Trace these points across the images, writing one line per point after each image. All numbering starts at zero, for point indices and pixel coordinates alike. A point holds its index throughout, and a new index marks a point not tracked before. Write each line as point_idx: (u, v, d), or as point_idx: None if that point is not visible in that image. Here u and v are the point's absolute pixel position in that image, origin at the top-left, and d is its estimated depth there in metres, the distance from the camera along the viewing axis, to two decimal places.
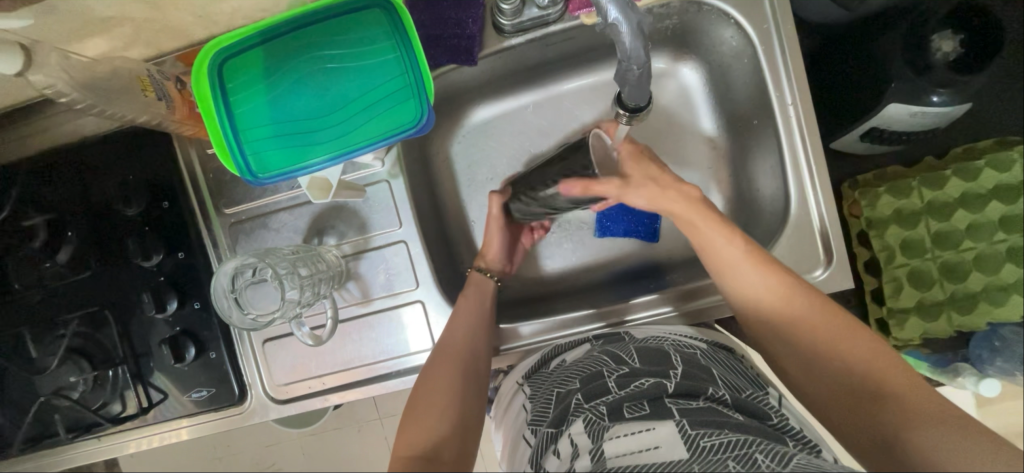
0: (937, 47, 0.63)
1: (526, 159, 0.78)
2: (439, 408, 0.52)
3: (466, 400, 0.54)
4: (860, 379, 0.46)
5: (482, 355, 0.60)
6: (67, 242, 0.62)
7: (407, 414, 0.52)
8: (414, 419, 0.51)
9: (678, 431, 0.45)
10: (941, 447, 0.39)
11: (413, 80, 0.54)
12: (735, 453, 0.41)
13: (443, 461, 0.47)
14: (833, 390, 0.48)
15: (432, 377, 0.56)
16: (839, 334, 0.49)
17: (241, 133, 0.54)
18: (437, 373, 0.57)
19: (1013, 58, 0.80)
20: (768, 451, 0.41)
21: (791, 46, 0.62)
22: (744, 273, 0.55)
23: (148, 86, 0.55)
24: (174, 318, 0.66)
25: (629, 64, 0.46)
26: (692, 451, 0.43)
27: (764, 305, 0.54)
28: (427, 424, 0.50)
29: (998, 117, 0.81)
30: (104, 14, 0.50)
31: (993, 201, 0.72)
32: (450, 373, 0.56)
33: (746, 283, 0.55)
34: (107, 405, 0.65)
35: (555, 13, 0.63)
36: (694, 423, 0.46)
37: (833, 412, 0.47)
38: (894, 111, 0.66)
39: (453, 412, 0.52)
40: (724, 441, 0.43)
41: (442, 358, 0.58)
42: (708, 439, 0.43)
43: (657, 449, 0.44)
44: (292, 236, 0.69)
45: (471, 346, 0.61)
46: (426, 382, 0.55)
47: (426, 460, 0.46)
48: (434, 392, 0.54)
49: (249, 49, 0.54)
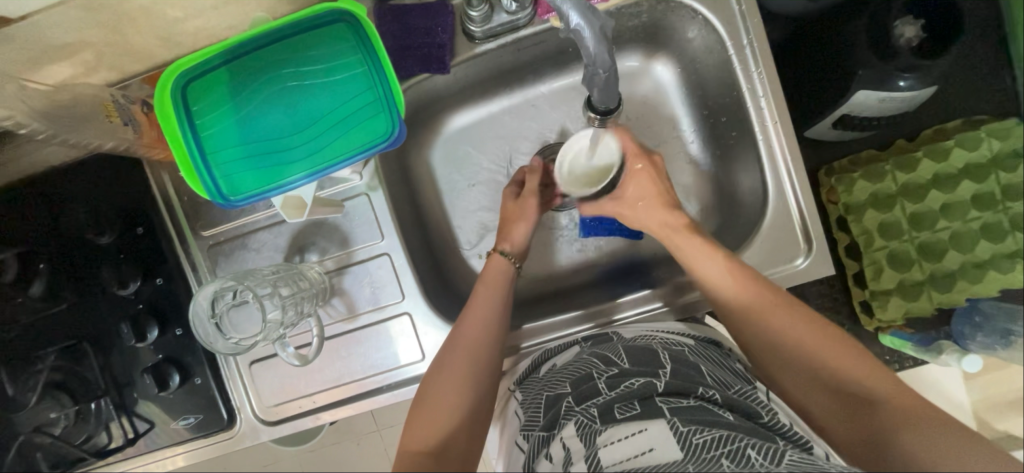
0: (900, 33, 0.64)
1: (505, 164, 0.78)
2: (452, 400, 0.54)
3: (471, 401, 0.54)
4: (835, 383, 0.49)
5: (481, 339, 0.58)
6: (39, 275, 0.61)
7: (415, 415, 0.53)
8: (420, 429, 0.52)
9: (671, 430, 0.45)
10: (930, 454, 0.41)
11: (384, 94, 0.53)
12: (727, 450, 0.42)
13: (450, 455, 0.50)
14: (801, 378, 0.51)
15: (440, 386, 0.55)
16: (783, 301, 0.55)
17: (209, 156, 0.53)
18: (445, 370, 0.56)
19: (977, 40, 0.81)
20: (762, 448, 0.42)
21: (757, 37, 0.63)
22: (705, 269, 0.58)
23: (112, 112, 0.55)
24: (156, 345, 0.65)
25: (595, 69, 0.46)
26: (686, 450, 0.43)
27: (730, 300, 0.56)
28: (433, 426, 0.52)
29: (970, 98, 0.81)
30: (62, 40, 0.49)
31: (965, 181, 0.73)
32: (456, 384, 0.55)
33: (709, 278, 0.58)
34: (91, 438, 0.64)
35: (524, 17, 0.63)
36: (685, 420, 0.46)
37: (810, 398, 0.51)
38: (863, 97, 0.68)
39: (461, 412, 0.53)
40: (715, 436, 0.43)
41: (455, 367, 0.56)
42: (699, 435, 0.44)
43: (652, 452, 0.44)
44: (273, 255, 0.68)
45: (481, 340, 0.58)
46: (439, 379, 0.55)
47: (436, 456, 0.49)
48: (446, 393, 0.54)
49: (213, 71, 0.53)
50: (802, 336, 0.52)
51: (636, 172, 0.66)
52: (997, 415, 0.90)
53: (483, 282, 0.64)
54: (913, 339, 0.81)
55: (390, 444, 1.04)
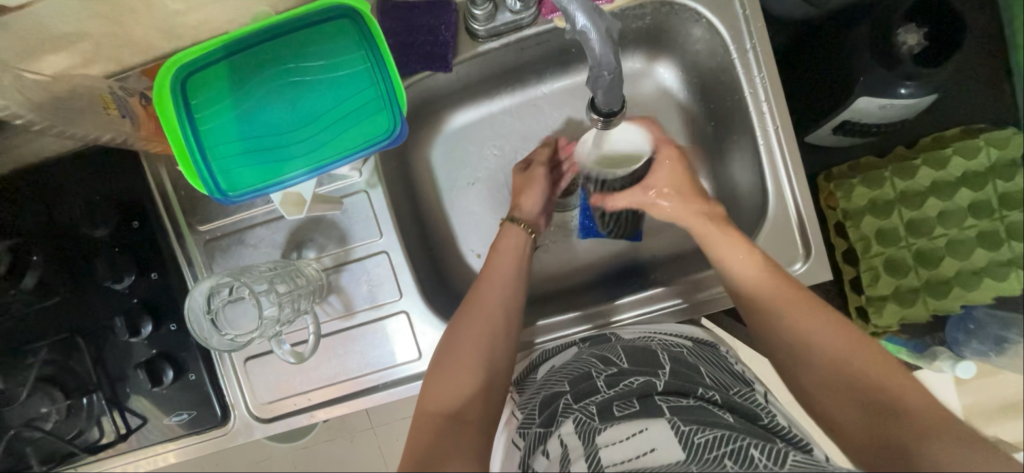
0: (903, 40, 0.65)
1: (505, 164, 0.78)
2: (472, 355, 0.54)
3: (490, 365, 0.54)
4: (852, 385, 0.46)
5: (498, 308, 0.58)
6: (32, 267, 0.60)
7: (432, 378, 0.53)
8: (440, 388, 0.52)
9: (671, 429, 0.45)
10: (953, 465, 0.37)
11: (386, 90, 0.53)
12: (730, 450, 0.42)
13: (467, 420, 0.49)
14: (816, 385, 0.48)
15: (457, 347, 0.55)
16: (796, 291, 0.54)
17: (207, 150, 0.52)
18: (466, 332, 0.56)
19: (976, 49, 0.81)
20: (765, 448, 0.42)
21: (760, 41, 0.63)
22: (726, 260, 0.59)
23: (110, 103, 0.54)
24: (150, 340, 0.64)
25: (600, 71, 0.46)
26: (688, 450, 0.43)
27: (754, 295, 0.55)
28: (452, 389, 0.51)
29: (968, 107, 0.82)
30: (61, 30, 0.49)
31: (963, 189, 0.73)
32: (474, 344, 0.55)
33: (732, 270, 0.58)
34: (82, 432, 0.64)
35: (528, 17, 0.63)
36: (686, 420, 0.46)
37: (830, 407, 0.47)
38: (864, 105, 0.68)
39: (483, 373, 0.53)
40: (715, 435, 0.44)
41: (476, 326, 0.56)
42: (701, 434, 0.44)
43: (653, 452, 0.44)
44: (270, 252, 0.67)
45: (502, 306, 0.59)
46: (457, 340, 0.56)
47: (451, 419, 0.49)
48: (466, 354, 0.54)
49: (213, 65, 0.53)
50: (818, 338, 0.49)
51: (666, 163, 0.65)
52: (988, 420, 0.91)
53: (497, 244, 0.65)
54: (907, 345, 0.82)
55: (383, 442, 1.04)
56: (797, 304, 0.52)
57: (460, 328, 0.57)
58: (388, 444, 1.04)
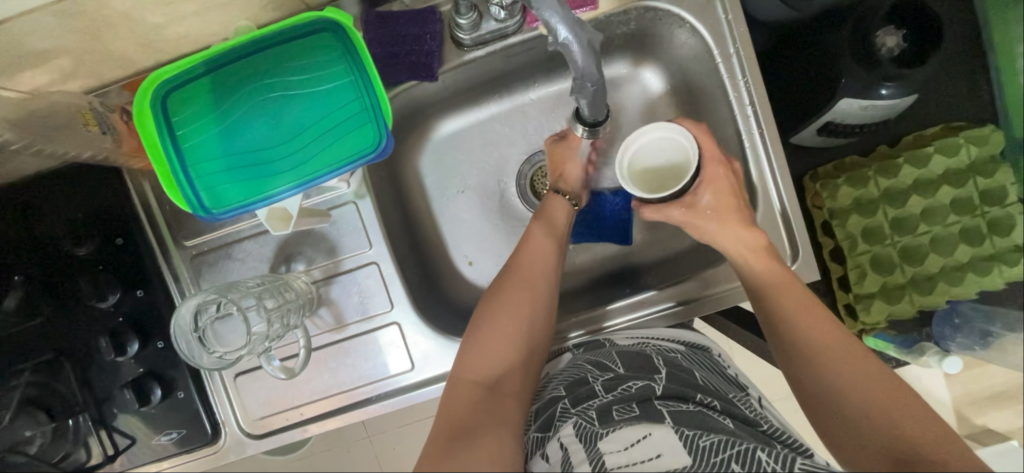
0: (881, 43, 0.65)
1: (493, 171, 0.78)
2: (513, 326, 0.55)
3: (528, 336, 0.56)
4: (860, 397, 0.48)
5: (537, 283, 0.59)
6: (14, 287, 0.58)
7: (469, 347, 0.54)
8: (478, 357, 0.53)
9: (676, 434, 0.46)
10: None
11: (370, 105, 0.53)
12: (734, 452, 0.43)
13: (503, 392, 0.51)
14: (831, 412, 0.48)
15: (498, 316, 0.56)
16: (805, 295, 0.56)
17: (191, 167, 0.52)
18: (506, 301, 0.57)
19: (954, 49, 0.83)
20: (771, 452, 0.43)
21: (744, 45, 0.63)
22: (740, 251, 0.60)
23: (90, 120, 0.53)
24: (138, 359, 0.63)
25: (584, 82, 0.47)
26: (693, 455, 0.43)
27: (769, 297, 0.57)
28: (491, 355, 0.53)
29: (948, 105, 0.83)
30: (38, 47, 0.48)
31: (944, 186, 0.75)
32: (515, 313, 0.56)
33: (752, 271, 0.58)
34: (69, 455, 0.63)
35: (513, 25, 0.63)
36: (689, 426, 0.47)
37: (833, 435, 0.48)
38: (846, 106, 0.68)
39: (520, 343, 0.55)
40: (719, 439, 0.44)
41: (518, 298, 0.57)
42: (704, 438, 0.45)
43: (660, 457, 0.44)
44: (258, 266, 0.66)
45: (540, 281, 0.60)
46: (499, 310, 0.57)
47: (489, 390, 0.50)
48: (507, 320, 0.55)
49: (194, 81, 0.52)
50: (831, 354, 0.50)
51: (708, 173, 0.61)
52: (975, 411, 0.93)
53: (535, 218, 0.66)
54: (895, 341, 0.83)
55: (379, 450, 1.03)
56: (812, 316, 0.54)
57: (498, 297, 0.58)
58: (384, 453, 1.03)
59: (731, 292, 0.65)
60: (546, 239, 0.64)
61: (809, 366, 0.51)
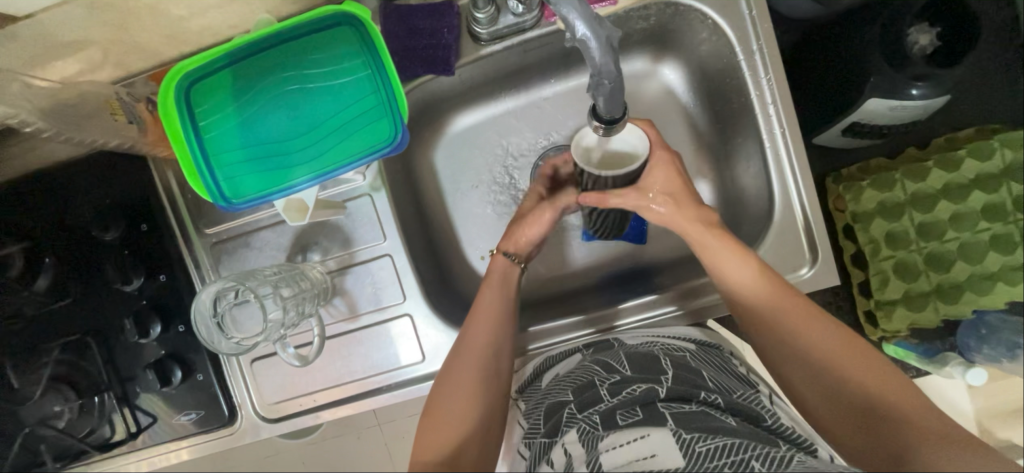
0: (914, 41, 0.64)
1: (508, 167, 0.77)
2: (464, 407, 0.54)
3: (481, 411, 0.54)
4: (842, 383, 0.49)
5: (488, 348, 0.58)
6: (45, 269, 0.60)
7: (422, 427, 0.54)
8: (435, 426, 0.53)
9: (673, 436, 0.45)
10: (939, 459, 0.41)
11: (386, 98, 0.53)
12: (730, 459, 0.41)
13: (463, 465, 0.49)
14: (816, 397, 0.50)
15: (452, 382, 0.56)
16: (796, 314, 0.53)
17: (213, 157, 0.53)
18: (456, 371, 0.56)
19: (993, 48, 0.79)
20: (762, 457, 0.41)
21: (766, 42, 0.62)
22: (733, 269, 0.57)
23: (118, 109, 0.55)
24: (160, 342, 0.65)
25: (601, 78, 0.45)
26: (688, 457, 0.43)
27: (744, 296, 0.56)
28: (442, 438, 0.52)
29: (984, 107, 0.80)
30: (69, 38, 0.50)
31: (976, 191, 0.72)
32: (467, 383, 0.55)
33: (732, 278, 0.57)
34: (95, 431, 0.65)
35: (531, 20, 0.62)
36: (690, 428, 0.46)
37: (828, 428, 0.49)
38: (874, 106, 0.66)
39: (471, 420, 0.53)
40: (718, 445, 0.43)
41: (467, 367, 0.56)
42: (703, 443, 0.44)
43: (654, 458, 0.44)
44: (275, 254, 0.68)
45: (490, 347, 0.58)
46: (447, 380, 0.56)
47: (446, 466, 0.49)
48: (460, 389, 0.55)
49: (218, 72, 0.53)
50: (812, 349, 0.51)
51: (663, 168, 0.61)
52: (1001, 425, 0.89)
53: (487, 281, 0.64)
54: (917, 350, 0.80)
55: (389, 441, 1.05)
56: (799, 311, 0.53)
57: (449, 366, 0.57)
58: (394, 441, 1.05)
59: None
60: (496, 302, 0.62)
61: (800, 366, 0.51)
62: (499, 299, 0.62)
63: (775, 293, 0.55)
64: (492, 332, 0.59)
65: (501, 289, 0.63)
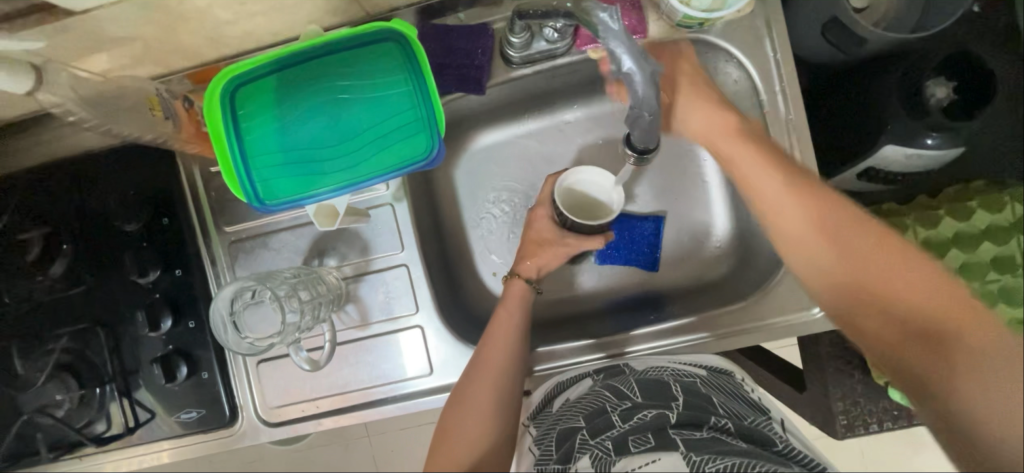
0: (932, 93, 0.66)
1: (527, 186, 0.78)
2: (482, 429, 0.54)
3: (497, 431, 0.54)
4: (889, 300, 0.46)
5: (505, 367, 0.58)
6: (62, 255, 0.61)
7: (437, 443, 0.53)
8: (456, 435, 0.53)
9: (683, 459, 0.45)
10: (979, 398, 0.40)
11: (425, 114, 0.55)
12: None
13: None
14: (864, 307, 0.48)
15: (468, 399, 0.56)
16: (845, 221, 0.50)
17: (251, 160, 0.54)
18: (473, 390, 0.56)
19: (1006, 108, 0.81)
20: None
21: (788, 84, 0.64)
22: (765, 185, 0.55)
23: (157, 105, 0.57)
24: (168, 336, 0.65)
25: (641, 110, 0.48)
26: None
27: (775, 206, 0.54)
28: (456, 459, 0.51)
29: (993, 163, 0.82)
30: (116, 34, 0.51)
31: (985, 242, 0.72)
32: (486, 402, 0.55)
33: (764, 194, 0.55)
34: (91, 423, 0.64)
35: (563, 47, 0.64)
36: (699, 451, 0.46)
37: (867, 334, 0.48)
38: (891, 152, 0.68)
39: (486, 442, 0.53)
40: (727, 464, 0.43)
41: (483, 384, 0.56)
42: (712, 464, 0.44)
43: None
44: (292, 257, 0.68)
45: (508, 365, 0.58)
46: (460, 398, 0.56)
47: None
48: (478, 405, 0.55)
49: (260, 79, 0.55)
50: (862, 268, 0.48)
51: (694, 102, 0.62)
52: None
53: (502, 304, 0.64)
54: None
55: (377, 452, 1.03)
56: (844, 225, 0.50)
57: (466, 382, 0.57)
58: (383, 452, 1.03)
59: (758, 328, 0.64)
60: (516, 320, 0.62)
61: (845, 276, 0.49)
62: (517, 314, 0.63)
63: (815, 201, 0.52)
64: (505, 353, 0.59)
65: (518, 304, 0.64)
